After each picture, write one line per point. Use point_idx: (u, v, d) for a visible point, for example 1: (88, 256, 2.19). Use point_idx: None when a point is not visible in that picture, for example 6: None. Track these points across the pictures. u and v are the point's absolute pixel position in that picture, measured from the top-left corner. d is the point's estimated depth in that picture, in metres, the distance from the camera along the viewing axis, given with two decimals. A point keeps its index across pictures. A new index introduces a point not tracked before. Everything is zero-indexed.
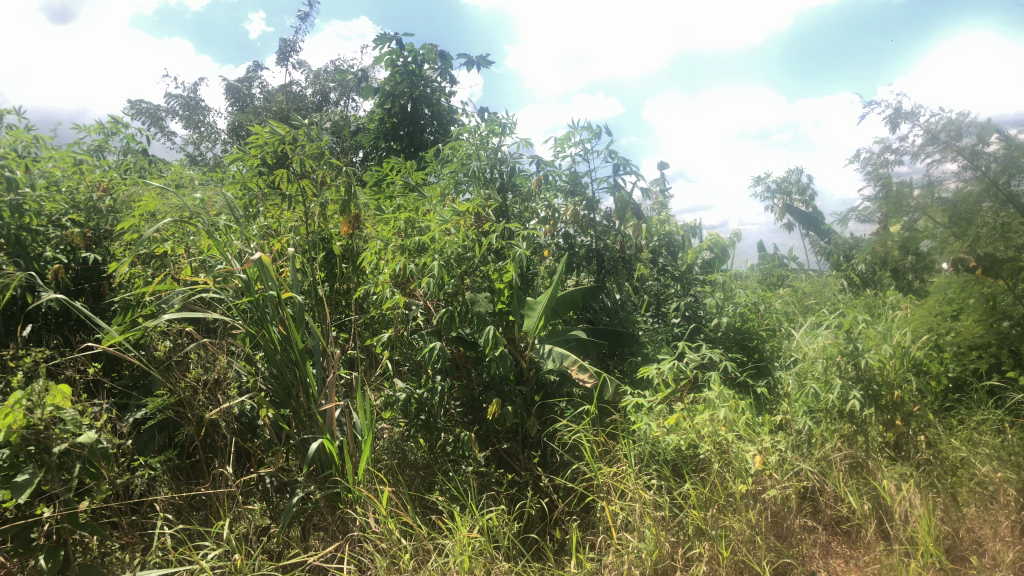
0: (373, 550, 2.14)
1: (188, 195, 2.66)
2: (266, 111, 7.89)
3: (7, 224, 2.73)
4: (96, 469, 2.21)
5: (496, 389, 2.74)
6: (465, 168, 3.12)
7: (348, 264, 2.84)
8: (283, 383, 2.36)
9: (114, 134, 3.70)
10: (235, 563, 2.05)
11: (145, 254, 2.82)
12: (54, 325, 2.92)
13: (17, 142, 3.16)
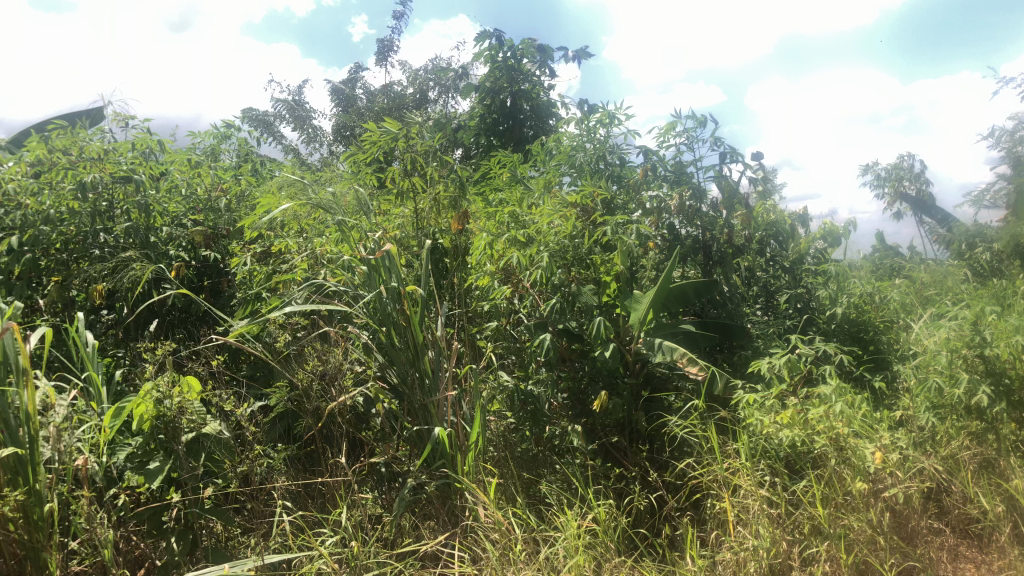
0: (485, 541, 2.15)
1: (301, 194, 2.76)
2: (369, 111, 8.08)
3: (138, 225, 3.01)
4: (219, 458, 2.31)
5: (604, 380, 2.73)
6: (570, 160, 3.23)
7: (453, 255, 2.83)
8: (399, 373, 2.43)
9: (227, 138, 3.88)
10: (352, 551, 2.10)
11: (262, 251, 2.93)
12: (178, 320, 3.11)
13: (144, 147, 3.38)
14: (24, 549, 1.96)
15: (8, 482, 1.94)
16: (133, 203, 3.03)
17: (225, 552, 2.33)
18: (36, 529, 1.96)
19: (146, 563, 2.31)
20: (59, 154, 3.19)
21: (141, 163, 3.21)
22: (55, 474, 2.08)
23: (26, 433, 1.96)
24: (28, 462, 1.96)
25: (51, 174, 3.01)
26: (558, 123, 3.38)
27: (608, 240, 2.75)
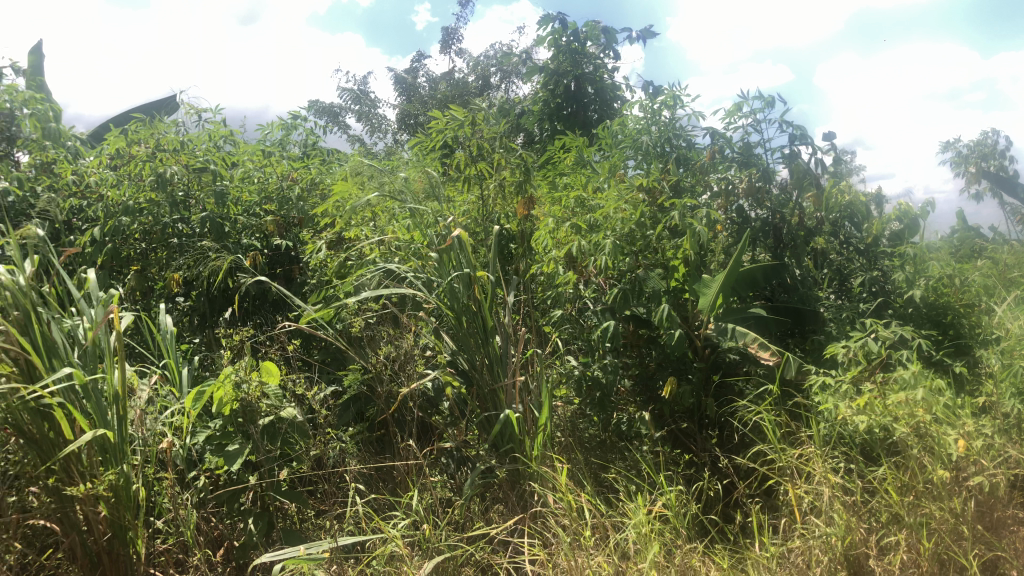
0: (555, 526, 2.16)
1: (370, 181, 2.81)
2: (432, 99, 8.12)
3: (214, 214, 3.10)
4: (294, 441, 2.36)
5: (672, 366, 2.71)
6: (636, 143, 3.13)
7: (521, 243, 2.84)
8: (469, 358, 2.47)
9: (296, 129, 3.95)
10: (423, 533, 2.13)
11: (333, 239, 2.98)
12: (253, 306, 3.17)
13: (218, 138, 3.47)
14: (112, 527, 2.05)
15: (98, 460, 2.04)
16: (208, 194, 3.13)
17: (300, 533, 2.36)
18: (125, 507, 2.05)
19: (224, 544, 2.37)
20: (138, 147, 3.32)
21: (214, 154, 3.30)
22: (141, 454, 2.18)
23: (113, 414, 2.06)
24: (116, 442, 2.05)
25: (130, 167, 3.16)
26: (622, 106, 3.33)
27: (677, 225, 2.72)
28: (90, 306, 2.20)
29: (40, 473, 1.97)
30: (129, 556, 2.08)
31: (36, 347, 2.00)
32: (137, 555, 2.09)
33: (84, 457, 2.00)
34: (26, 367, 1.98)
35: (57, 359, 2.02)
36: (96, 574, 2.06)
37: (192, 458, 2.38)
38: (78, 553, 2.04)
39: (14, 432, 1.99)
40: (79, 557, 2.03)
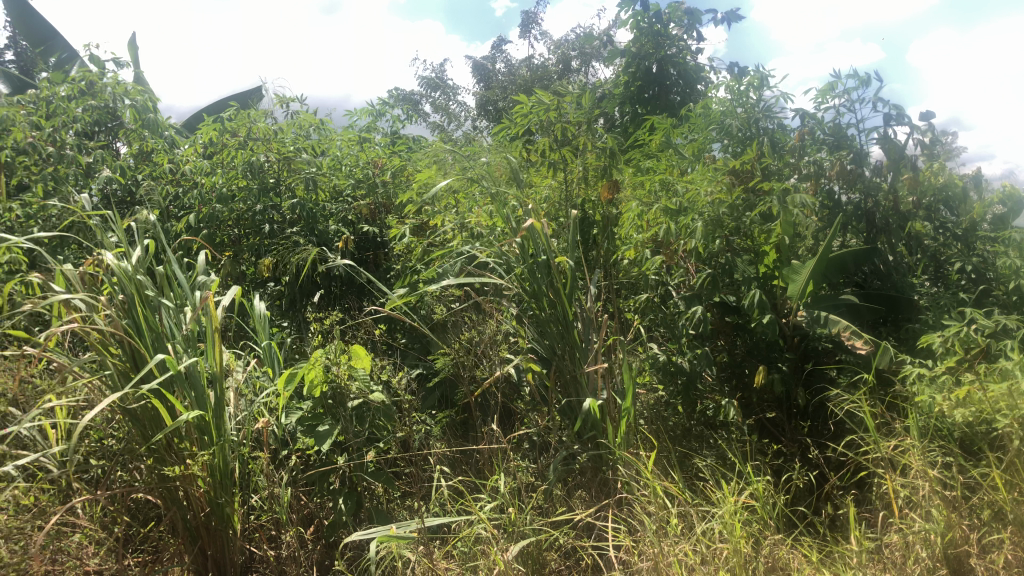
0: (641, 513, 2.15)
1: (455, 168, 2.85)
2: (511, 84, 8.12)
3: (304, 201, 3.19)
4: (382, 423, 2.43)
5: (761, 355, 2.66)
6: (719, 122, 3.05)
7: (602, 228, 2.80)
8: (549, 344, 2.47)
9: (382, 117, 4.00)
10: (509, 517, 2.15)
11: (419, 225, 3.08)
12: (340, 291, 3.23)
13: (307, 126, 3.56)
14: (210, 504, 2.13)
15: (196, 441, 2.11)
16: (298, 181, 3.21)
17: (387, 513, 2.43)
18: (222, 485, 2.12)
19: (314, 521, 2.45)
20: (231, 137, 3.44)
21: (303, 142, 3.40)
22: (238, 435, 2.25)
23: (210, 397, 2.13)
24: (213, 423, 2.12)
25: (223, 156, 3.35)
26: (707, 88, 3.23)
27: (773, 210, 2.66)
28: (193, 294, 2.29)
29: (143, 452, 2.06)
30: (226, 531, 2.16)
31: (140, 332, 2.09)
32: (233, 530, 2.17)
33: (183, 437, 2.08)
34: (130, 351, 2.07)
35: (157, 344, 2.10)
36: (195, 547, 2.15)
37: (285, 439, 2.45)
38: (179, 527, 2.13)
39: (120, 412, 2.08)
40: (180, 531, 2.11)
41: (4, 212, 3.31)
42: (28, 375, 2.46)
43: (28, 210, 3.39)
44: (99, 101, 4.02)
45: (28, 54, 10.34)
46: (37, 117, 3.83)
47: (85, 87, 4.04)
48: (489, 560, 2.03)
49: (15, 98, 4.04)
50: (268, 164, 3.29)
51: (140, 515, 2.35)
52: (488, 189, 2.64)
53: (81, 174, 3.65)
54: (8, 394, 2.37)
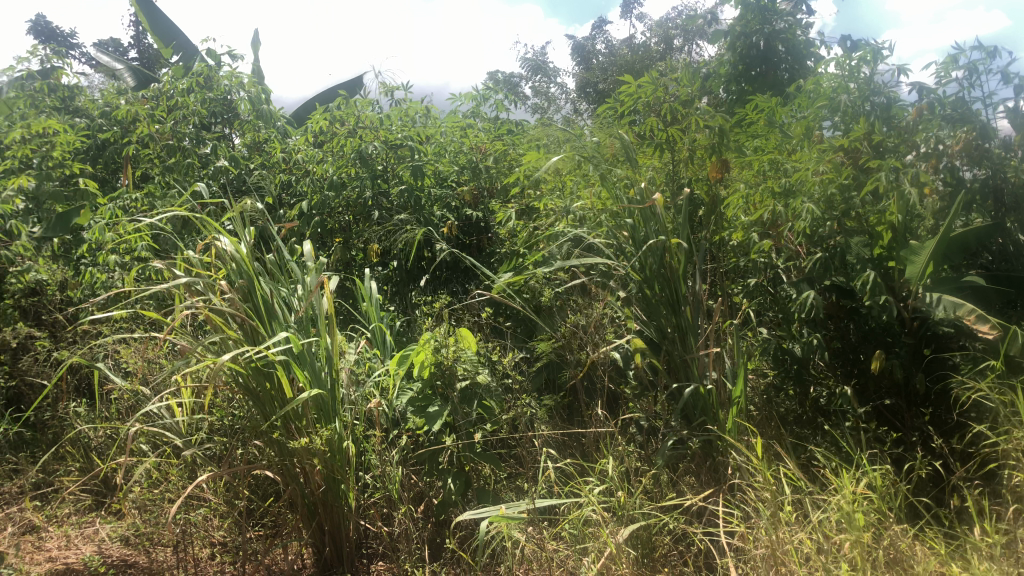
0: (755, 500, 2.10)
1: (561, 152, 2.87)
2: (611, 66, 8.07)
3: (410, 187, 3.29)
4: (489, 405, 2.46)
5: (878, 339, 2.56)
6: (833, 102, 2.79)
7: (710, 208, 2.75)
8: (659, 326, 2.46)
9: (486, 101, 4.01)
10: (619, 500, 2.14)
11: (525, 209, 3.10)
12: (447, 276, 3.32)
13: (413, 114, 3.64)
14: (327, 481, 2.18)
15: (312, 418, 2.18)
16: (405, 168, 3.32)
17: (495, 494, 2.46)
18: (338, 463, 2.18)
19: (425, 500, 2.46)
20: (340, 126, 3.54)
21: (409, 129, 3.50)
22: (351, 414, 2.31)
23: (326, 376, 2.20)
24: (329, 401, 2.19)
25: (334, 143, 3.46)
26: (816, 64, 2.97)
27: (881, 187, 2.50)
28: (304, 276, 2.37)
29: (265, 429, 2.14)
30: (341, 507, 2.22)
31: (257, 312, 2.18)
32: (348, 507, 2.23)
33: (300, 415, 2.15)
34: (248, 332, 2.15)
35: (277, 325, 2.19)
36: (314, 522, 2.24)
37: (395, 419, 2.51)
38: (298, 503, 2.21)
39: (241, 389, 2.17)
40: (299, 507, 2.20)
41: (131, 201, 3.50)
42: (158, 354, 2.60)
43: (152, 199, 3.58)
44: (216, 93, 4.20)
45: (149, 52, 10.88)
46: (160, 110, 4.04)
47: (203, 80, 4.22)
48: (600, 542, 2.02)
49: (139, 94, 4.27)
50: (376, 152, 3.38)
51: (260, 490, 2.43)
52: (595, 170, 2.63)
53: (199, 164, 3.83)
54: (139, 374, 2.51)
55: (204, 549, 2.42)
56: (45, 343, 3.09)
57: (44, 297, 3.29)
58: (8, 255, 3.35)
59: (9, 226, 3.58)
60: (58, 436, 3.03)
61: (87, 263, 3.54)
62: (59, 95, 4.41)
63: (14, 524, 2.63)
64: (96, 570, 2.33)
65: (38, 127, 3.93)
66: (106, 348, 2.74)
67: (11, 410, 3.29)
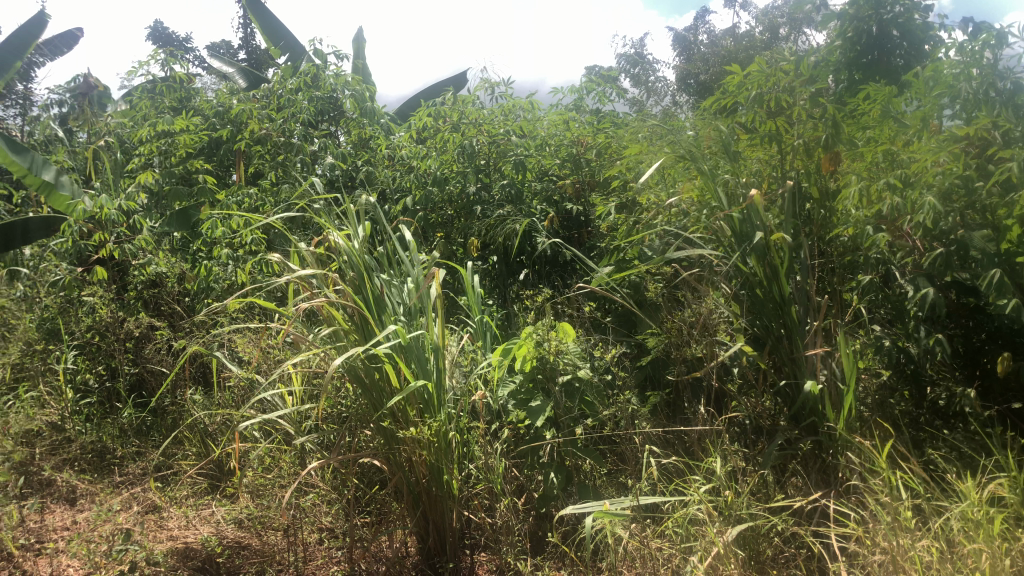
0: (872, 503, 2.02)
1: (664, 145, 2.82)
2: (715, 56, 7.91)
3: (515, 181, 3.36)
4: (592, 400, 2.46)
5: (1003, 340, 2.42)
6: (955, 89, 2.51)
7: (818, 203, 2.57)
8: (765, 322, 2.40)
9: (589, 94, 3.99)
10: (726, 499, 2.09)
11: (626, 203, 3.07)
12: (545, 271, 3.33)
13: (514, 109, 3.69)
14: (432, 471, 2.21)
15: (419, 409, 2.22)
16: (507, 163, 3.39)
17: (595, 489, 2.45)
18: (443, 454, 2.20)
19: (525, 492, 2.47)
20: (444, 122, 3.64)
21: (512, 122, 3.57)
22: (456, 406, 2.34)
23: (432, 367, 2.25)
24: (435, 394, 2.22)
25: (438, 138, 3.55)
26: (937, 48, 2.70)
27: (1012, 177, 2.30)
28: (412, 270, 2.43)
29: (373, 418, 2.19)
30: (446, 497, 2.23)
31: (368, 304, 2.25)
32: (452, 497, 2.24)
33: (407, 406, 2.19)
34: (360, 323, 2.22)
35: (385, 317, 2.24)
36: (418, 511, 2.26)
37: (497, 411, 2.53)
38: (404, 491, 2.25)
39: (353, 379, 2.24)
40: (405, 495, 2.23)
41: (244, 197, 3.66)
42: (270, 344, 2.71)
43: (263, 195, 3.72)
44: (323, 92, 4.33)
45: (257, 52, 11.33)
46: (272, 110, 4.20)
47: (312, 79, 4.36)
48: (706, 541, 1.99)
49: (251, 93, 4.46)
50: (478, 147, 3.45)
51: (367, 478, 2.50)
52: (699, 164, 2.58)
53: (307, 161, 3.97)
54: (254, 362, 2.61)
55: (313, 534, 2.50)
56: (166, 332, 3.25)
57: (164, 288, 3.47)
58: (132, 248, 3.55)
59: (132, 221, 3.79)
60: (178, 421, 3.19)
61: (203, 257, 3.71)
62: (177, 96, 4.65)
63: (139, 503, 2.79)
64: (213, 550, 2.43)
65: (159, 127, 4.16)
66: (223, 337, 2.87)
67: (135, 395, 3.48)
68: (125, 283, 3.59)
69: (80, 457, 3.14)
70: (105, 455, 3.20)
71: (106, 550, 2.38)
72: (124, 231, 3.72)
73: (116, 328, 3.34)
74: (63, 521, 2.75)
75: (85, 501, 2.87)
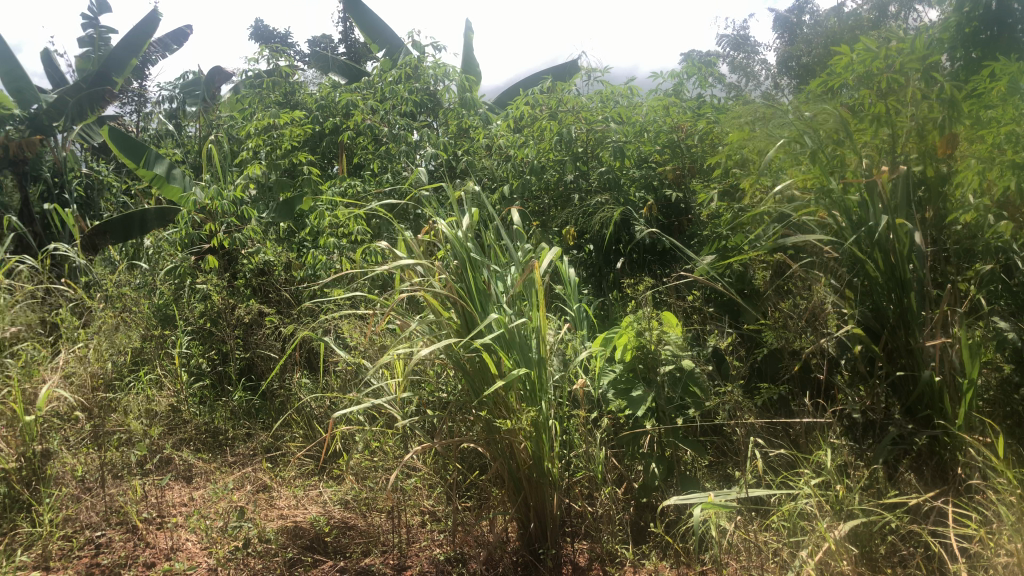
0: (996, 504, 1.93)
1: (768, 129, 2.76)
2: None
3: (614, 169, 3.37)
4: (695, 391, 2.42)
5: None
6: None
7: (933, 188, 2.39)
8: (879, 313, 2.38)
9: (689, 78, 3.95)
10: (838, 493, 2.03)
11: (729, 188, 3.00)
12: (644, 260, 3.30)
13: (613, 95, 3.75)
14: (533, 458, 2.21)
15: (521, 396, 2.23)
16: (606, 150, 3.41)
17: (698, 480, 2.41)
18: (545, 441, 2.20)
19: (625, 482, 2.45)
20: (541, 110, 3.74)
21: (611, 110, 3.59)
22: (557, 394, 2.34)
23: (535, 355, 2.25)
24: (536, 382, 2.22)
25: (539, 127, 3.65)
26: None
27: None
28: (515, 259, 2.44)
29: (475, 405, 2.21)
30: (547, 485, 2.23)
31: (470, 293, 2.26)
32: (554, 484, 2.24)
33: (510, 393, 2.21)
34: (461, 312, 2.25)
35: (488, 305, 2.25)
36: (519, 498, 2.25)
37: (598, 399, 2.52)
38: (505, 478, 2.24)
39: (455, 367, 2.26)
40: (506, 481, 2.23)
41: (347, 187, 3.76)
42: (375, 332, 2.78)
43: (365, 186, 3.82)
44: (422, 84, 4.44)
45: (356, 48, 11.65)
46: (374, 102, 4.34)
47: (412, 71, 4.50)
48: (817, 536, 1.94)
49: (353, 86, 4.59)
50: (577, 134, 3.52)
51: (468, 463, 2.54)
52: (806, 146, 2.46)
53: (407, 151, 4.05)
54: (361, 348, 2.70)
55: (415, 517, 2.55)
56: (275, 318, 3.38)
57: (272, 277, 3.60)
58: (242, 237, 3.70)
59: (241, 211, 3.96)
60: (285, 405, 3.31)
61: (309, 246, 3.84)
62: (282, 90, 4.83)
63: (251, 482, 2.91)
64: (321, 529, 2.50)
65: (266, 121, 4.32)
66: (331, 323, 2.98)
67: (244, 378, 3.63)
68: (235, 271, 3.75)
69: (195, 437, 3.30)
70: (217, 436, 3.35)
71: (222, 526, 2.50)
72: (233, 222, 3.88)
73: (228, 314, 3.49)
74: (181, 497, 2.90)
75: (201, 479, 3.02)
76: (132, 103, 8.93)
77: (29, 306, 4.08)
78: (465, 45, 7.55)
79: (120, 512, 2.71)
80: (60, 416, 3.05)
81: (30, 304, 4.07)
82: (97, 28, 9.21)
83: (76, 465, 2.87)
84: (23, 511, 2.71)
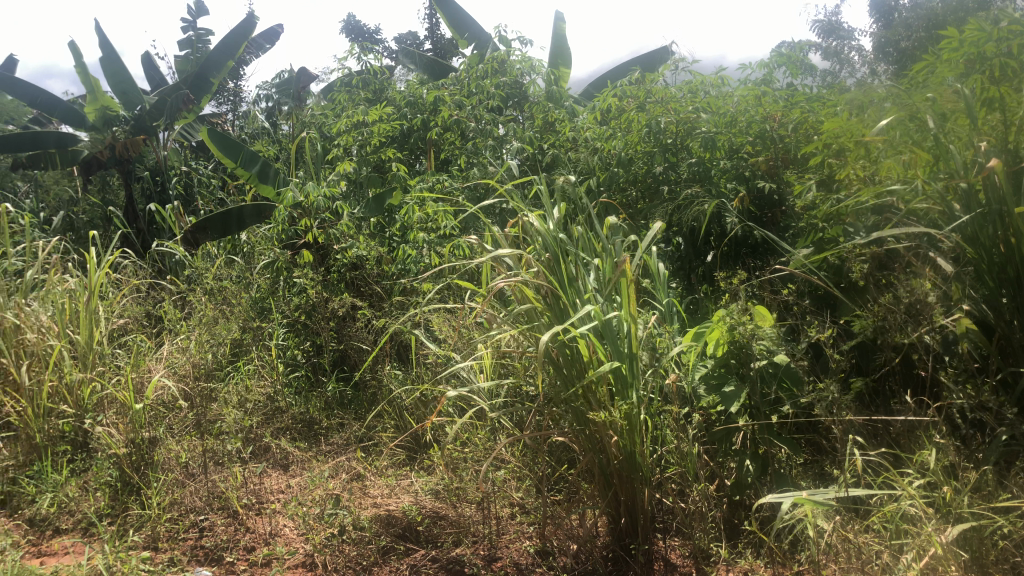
0: None
1: (868, 116, 2.66)
2: None
3: (704, 160, 3.33)
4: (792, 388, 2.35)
5: None
6: None
7: None
8: (992, 307, 2.25)
9: (779, 68, 3.88)
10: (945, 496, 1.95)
11: (826, 179, 2.91)
12: (735, 252, 3.22)
13: (701, 84, 3.71)
14: (624, 453, 2.19)
15: (612, 391, 2.21)
16: (695, 140, 3.36)
17: (793, 478, 2.35)
18: (636, 436, 2.18)
19: (717, 478, 2.41)
20: (629, 102, 3.72)
21: (700, 100, 3.54)
22: (648, 389, 2.31)
23: (625, 349, 2.23)
24: (627, 376, 2.20)
25: (626, 118, 3.63)
26: None
27: None
28: (606, 253, 2.43)
29: (566, 399, 2.21)
30: (638, 480, 2.21)
31: (561, 285, 2.26)
32: (645, 479, 2.22)
33: (600, 387, 2.19)
34: (553, 305, 2.24)
35: (578, 298, 2.25)
36: (609, 493, 2.23)
37: (690, 394, 2.48)
38: (595, 473, 2.23)
39: (545, 361, 2.26)
40: (596, 475, 2.21)
41: (436, 182, 3.81)
42: (465, 325, 2.82)
43: (454, 180, 3.87)
44: (509, 77, 4.47)
45: (443, 44, 11.78)
46: (462, 98, 4.38)
47: (498, 66, 4.55)
48: (922, 540, 1.86)
49: (441, 82, 4.66)
50: (666, 126, 3.48)
51: (558, 457, 2.53)
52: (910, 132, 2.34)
53: (494, 146, 4.08)
54: (452, 341, 2.74)
55: (506, 508, 2.57)
56: (367, 311, 3.46)
57: (364, 271, 3.69)
58: (335, 233, 3.80)
59: (334, 206, 4.06)
60: (377, 396, 3.38)
61: (398, 240, 3.91)
62: (372, 88, 4.93)
63: (346, 471, 2.98)
64: (413, 519, 2.55)
65: (357, 118, 4.42)
66: (423, 317, 3.03)
67: (338, 370, 3.73)
68: (328, 265, 3.86)
69: (292, 426, 3.40)
70: (312, 426, 3.45)
71: (319, 513, 2.58)
72: (326, 218, 3.98)
73: (322, 308, 3.59)
74: (278, 484, 2.99)
75: (297, 467, 3.12)
76: (229, 103, 9.27)
77: (136, 298, 4.29)
78: (552, 38, 7.54)
79: (221, 498, 2.82)
80: (166, 405, 3.20)
81: (138, 297, 4.27)
82: (196, 32, 9.60)
83: (181, 451, 2.99)
84: (134, 494, 2.85)
